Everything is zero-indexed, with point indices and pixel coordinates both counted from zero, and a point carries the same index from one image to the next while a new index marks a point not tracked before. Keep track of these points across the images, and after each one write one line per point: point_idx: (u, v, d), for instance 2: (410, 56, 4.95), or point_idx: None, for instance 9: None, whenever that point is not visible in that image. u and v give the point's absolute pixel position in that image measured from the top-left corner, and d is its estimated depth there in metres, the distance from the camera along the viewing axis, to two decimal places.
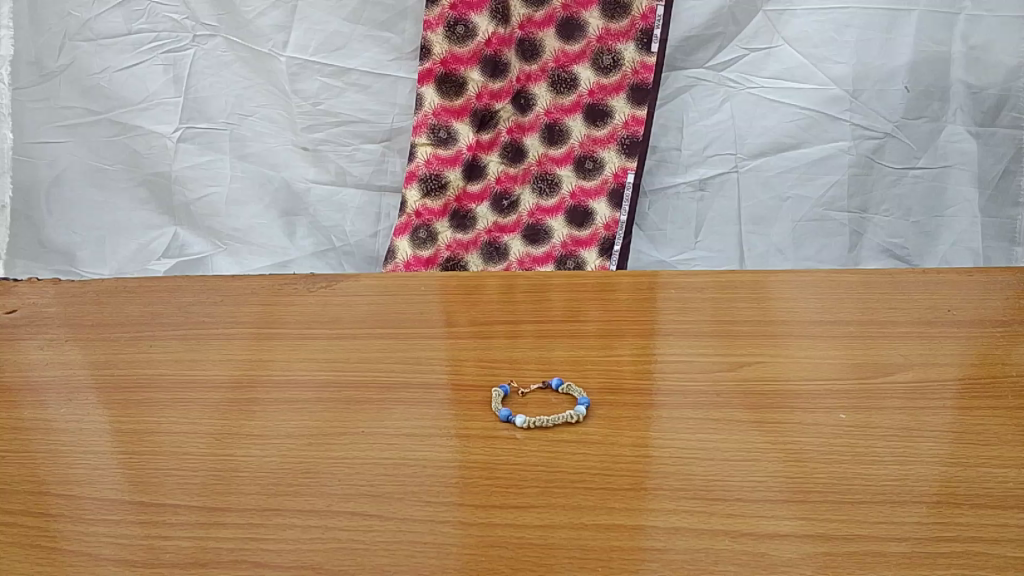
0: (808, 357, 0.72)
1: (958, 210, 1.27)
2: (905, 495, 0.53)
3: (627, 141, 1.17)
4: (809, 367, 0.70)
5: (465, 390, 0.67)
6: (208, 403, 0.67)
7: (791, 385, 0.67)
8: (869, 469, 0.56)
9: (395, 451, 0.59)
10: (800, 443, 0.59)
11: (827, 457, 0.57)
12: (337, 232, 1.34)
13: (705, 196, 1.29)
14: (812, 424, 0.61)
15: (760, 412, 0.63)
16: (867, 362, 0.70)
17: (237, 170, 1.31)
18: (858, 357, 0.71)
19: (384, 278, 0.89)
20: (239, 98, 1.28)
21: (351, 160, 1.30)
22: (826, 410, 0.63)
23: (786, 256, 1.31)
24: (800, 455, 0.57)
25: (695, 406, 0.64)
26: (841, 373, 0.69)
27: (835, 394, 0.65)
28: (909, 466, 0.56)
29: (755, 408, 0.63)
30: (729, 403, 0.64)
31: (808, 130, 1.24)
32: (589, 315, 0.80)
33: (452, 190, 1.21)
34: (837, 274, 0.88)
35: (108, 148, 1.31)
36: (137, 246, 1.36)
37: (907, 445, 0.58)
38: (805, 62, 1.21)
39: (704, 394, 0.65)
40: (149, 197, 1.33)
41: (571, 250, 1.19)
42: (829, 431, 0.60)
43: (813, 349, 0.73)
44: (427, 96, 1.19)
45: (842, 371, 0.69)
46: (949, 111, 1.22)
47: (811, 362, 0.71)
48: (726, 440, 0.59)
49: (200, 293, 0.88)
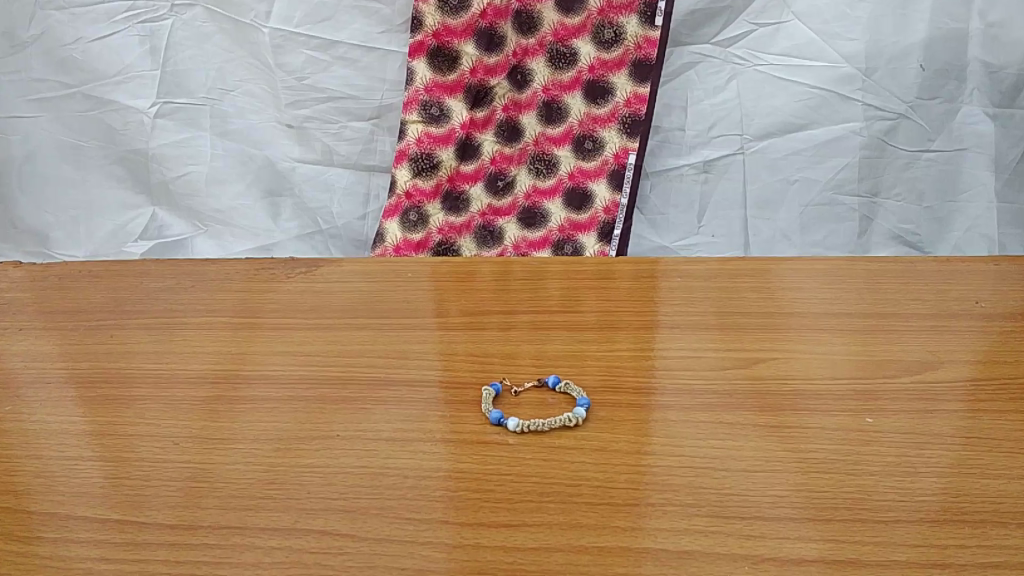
0: (826, 353, 0.66)
1: (973, 195, 1.21)
2: (939, 512, 0.48)
3: (629, 120, 1.10)
4: (826, 364, 0.64)
5: (454, 388, 0.61)
6: (170, 401, 0.61)
7: (809, 384, 0.61)
8: (902, 483, 0.50)
9: (372, 459, 0.53)
10: (823, 451, 0.53)
11: (855, 468, 0.51)
12: (323, 215, 1.27)
13: (710, 179, 1.23)
14: (832, 428, 0.56)
15: (775, 415, 0.57)
16: (891, 360, 0.65)
17: (218, 148, 1.25)
18: (878, 353, 0.66)
19: (369, 264, 0.82)
20: (221, 72, 1.21)
21: (338, 138, 1.23)
22: (849, 413, 0.57)
23: (793, 242, 1.25)
24: (822, 463, 0.52)
25: (706, 408, 0.58)
26: (862, 371, 0.63)
27: (854, 396, 0.60)
28: (946, 480, 0.50)
29: (771, 410, 0.58)
30: (742, 404, 0.58)
31: (818, 111, 1.18)
32: (590, 305, 0.74)
33: (444, 171, 1.14)
34: (852, 262, 0.82)
35: (82, 124, 1.24)
36: (113, 227, 1.30)
37: (945, 457, 0.53)
38: (816, 39, 1.14)
39: (715, 395, 0.59)
40: (126, 175, 1.27)
41: (569, 235, 1.12)
42: (852, 436, 0.55)
43: (830, 344, 0.67)
44: (418, 70, 1.13)
45: (864, 370, 0.63)
46: (965, 92, 1.16)
47: (827, 359, 0.65)
48: (741, 449, 0.53)
49: (171, 278, 0.82)
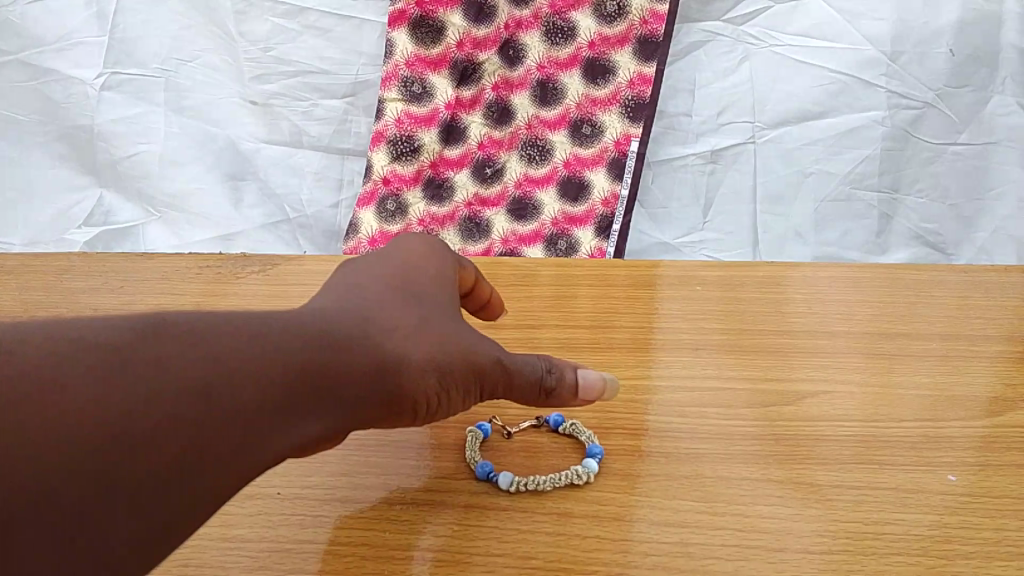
0: (833, 380, 0.62)
1: (1005, 191, 1.04)
2: None
3: (632, 103, 0.99)
4: (839, 400, 0.61)
5: (445, 427, 0.60)
6: None
7: (821, 427, 0.59)
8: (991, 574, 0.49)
9: (350, 535, 0.53)
10: (890, 528, 0.52)
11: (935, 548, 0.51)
12: (291, 201, 1.10)
13: (717, 171, 1.07)
14: (864, 485, 0.55)
15: (793, 467, 0.56)
16: (907, 391, 0.61)
17: (173, 126, 1.09)
18: (891, 385, 0.62)
19: (331, 263, 0.75)
20: (177, 40, 1.07)
21: (308, 118, 1.09)
22: (864, 467, 0.56)
23: (806, 241, 1.07)
24: (857, 532, 0.52)
25: (728, 459, 0.57)
26: (884, 409, 0.60)
27: (862, 443, 0.58)
28: None
29: (786, 460, 0.57)
30: (757, 454, 0.57)
31: (838, 98, 1.03)
32: (589, 318, 0.68)
33: (425, 155, 1.01)
34: (874, 264, 0.74)
35: (19, 95, 1.09)
36: (54, 212, 1.12)
37: (961, 526, 0.52)
38: (838, 18, 1.02)
39: (726, 436, 0.58)
40: (68, 152, 1.11)
41: (563, 229, 0.98)
42: (889, 497, 0.54)
43: (849, 372, 0.63)
44: (398, 42, 1.00)
45: (900, 412, 0.60)
46: (997, 80, 1.02)
47: (840, 395, 0.61)
48: (810, 519, 0.53)
49: (95, 276, 0.74)
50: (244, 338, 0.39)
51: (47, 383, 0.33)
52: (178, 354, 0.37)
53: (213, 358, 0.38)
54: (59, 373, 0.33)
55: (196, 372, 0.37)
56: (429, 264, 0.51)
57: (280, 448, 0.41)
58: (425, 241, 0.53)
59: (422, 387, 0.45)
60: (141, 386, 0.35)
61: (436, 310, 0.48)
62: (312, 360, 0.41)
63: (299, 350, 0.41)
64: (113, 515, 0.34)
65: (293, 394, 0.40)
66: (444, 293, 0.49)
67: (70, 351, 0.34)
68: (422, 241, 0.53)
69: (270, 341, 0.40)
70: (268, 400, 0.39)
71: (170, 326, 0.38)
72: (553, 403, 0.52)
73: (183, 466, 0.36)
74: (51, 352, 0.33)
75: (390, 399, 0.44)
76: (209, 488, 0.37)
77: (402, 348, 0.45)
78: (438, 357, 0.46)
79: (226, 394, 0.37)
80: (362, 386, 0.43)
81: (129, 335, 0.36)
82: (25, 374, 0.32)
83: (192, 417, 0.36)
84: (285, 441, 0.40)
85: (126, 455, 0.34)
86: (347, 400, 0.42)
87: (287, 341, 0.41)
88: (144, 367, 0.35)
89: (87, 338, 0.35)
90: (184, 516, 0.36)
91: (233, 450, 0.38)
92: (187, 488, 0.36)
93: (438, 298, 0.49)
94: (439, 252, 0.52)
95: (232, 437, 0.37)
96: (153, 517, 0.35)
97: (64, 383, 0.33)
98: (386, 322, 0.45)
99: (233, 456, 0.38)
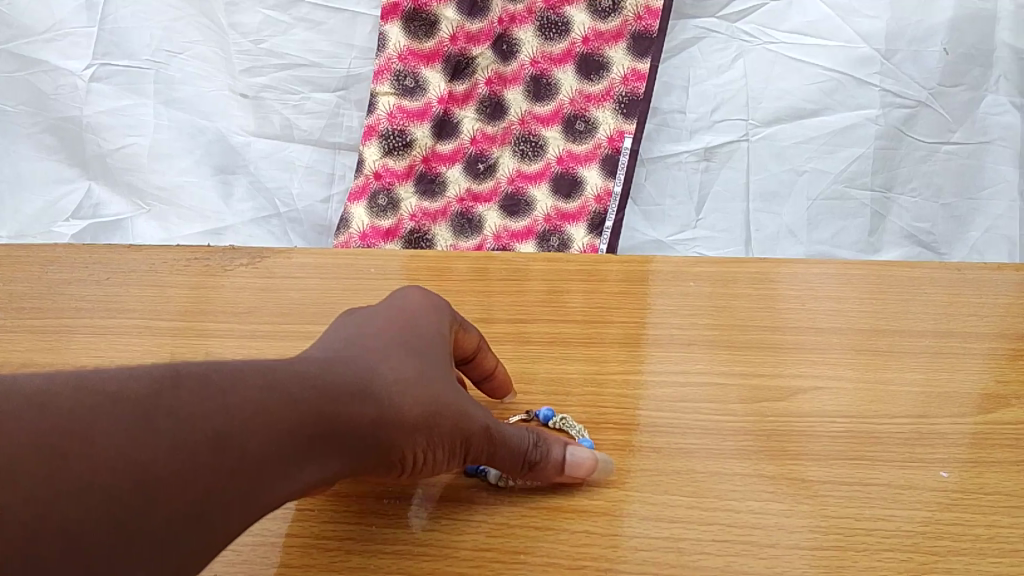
0: (827, 376, 0.62)
1: (995, 191, 1.03)
2: None
3: (626, 100, 0.98)
4: (832, 397, 0.60)
5: None
6: None
7: (814, 423, 0.59)
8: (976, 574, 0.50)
9: (334, 529, 0.52)
10: (880, 531, 0.52)
11: (924, 547, 0.51)
12: (282, 195, 1.08)
13: (711, 168, 1.05)
14: (853, 483, 0.55)
15: (785, 463, 0.56)
16: (898, 387, 0.61)
17: (163, 120, 1.07)
18: (884, 380, 0.61)
19: (322, 255, 0.74)
20: (168, 32, 1.07)
21: (299, 112, 1.08)
22: (857, 463, 0.56)
23: (799, 238, 1.04)
24: (849, 529, 0.52)
25: (720, 455, 0.57)
26: (878, 405, 0.60)
27: (854, 439, 0.57)
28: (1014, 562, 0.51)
29: (778, 455, 0.56)
30: (749, 450, 0.57)
31: (832, 96, 1.03)
32: (581, 313, 0.67)
33: (417, 150, 1.00)
34: (864, 260, 0.72)
35: (6, 85, 1.08)
36: (42, 204, 1.09)
37: (954, 523, 0.53)
38: (831, 15, 1.03)
39: (718, 433, 0.58)
40: (57, 145, 1.09)
41: (556, 226, 0.97)
42: (881, 493, 0.54)
43: (841, 368, 0.62)
44: (391, 35, 1.00)
45: (895, 409, 0.59)
46: (991, 79, 1.01)
47: (832, 392, 0.61)
48: (800, 517, 0.53)
49: (82, 266, 0.74)
50: (256, 388, 0.39)
51: (67, 437, 0.33)
52: (194, 405, 0.37)
53: (224, 409, 0.37)
54: (83, 427, 0.33)
55: (207, 424, 0.37)
56: (435, 317, 0.50)
57: (283, 495, 0.40)
58: (429, 294, 0.52)
59: (422, 440, 0.45)
60: (157, 438, 0.35)
61: (439, 362, 0.47)
62: (320, 410, 0.41)
63: (308, 401, 0.40)
64: (124, 564, 0.34)
65: (299, 445, 0.40)
66: (446, 346, 0.49)
67: (92, 402, 0.34)
68: (418, 295, 0.51)
69: (279, 390, 0.40)
70: (276, 451, 0.39)
71: (190, 377, 0.38)
72: (536, 476, 0.52)
73: (191, 515, 0.36)
74: (76, 404, 0.34)
75: (389, 451, 0.44)
76: (214, 535, 0.37)
77: (407, 399, 0.44)
78: (442, 408, 0.45)
79: (236, 445, 0.37)
80: (363, 436, 0.42)
81: (144, 387, 0.36)
82: (46, 429, 0.32)
83: (201, 468, 0.36)
84: (287, 487, 0.40)
85: (141, 504, 0.34)
86: (348, 449, 0.42)
87: (295, 392, 0.40)
88: (159, 420, 0.35)
89: (110, 389, 0.35)
90: (187, 563, 0.36)
91: (238, 498, 0.38)
92: (193, 535, 0.36)
93: (441, 351, 0.48)
94: (437, 308, 0.51)
95: (239, 486, 0.37)
96: (159, 566, 0.35)
97: (87, 433, 0.33)
98: (389, 372, 0.44)
99: (239, 503, 0.38)
